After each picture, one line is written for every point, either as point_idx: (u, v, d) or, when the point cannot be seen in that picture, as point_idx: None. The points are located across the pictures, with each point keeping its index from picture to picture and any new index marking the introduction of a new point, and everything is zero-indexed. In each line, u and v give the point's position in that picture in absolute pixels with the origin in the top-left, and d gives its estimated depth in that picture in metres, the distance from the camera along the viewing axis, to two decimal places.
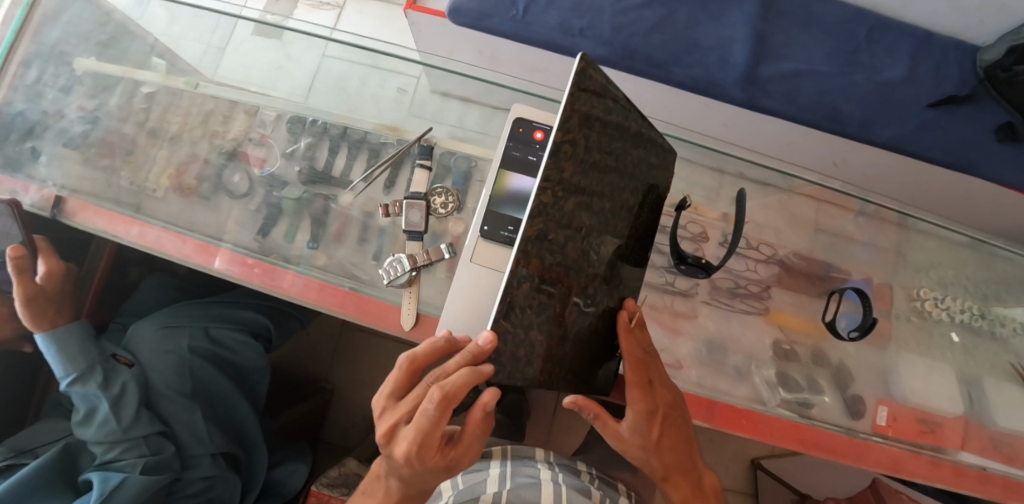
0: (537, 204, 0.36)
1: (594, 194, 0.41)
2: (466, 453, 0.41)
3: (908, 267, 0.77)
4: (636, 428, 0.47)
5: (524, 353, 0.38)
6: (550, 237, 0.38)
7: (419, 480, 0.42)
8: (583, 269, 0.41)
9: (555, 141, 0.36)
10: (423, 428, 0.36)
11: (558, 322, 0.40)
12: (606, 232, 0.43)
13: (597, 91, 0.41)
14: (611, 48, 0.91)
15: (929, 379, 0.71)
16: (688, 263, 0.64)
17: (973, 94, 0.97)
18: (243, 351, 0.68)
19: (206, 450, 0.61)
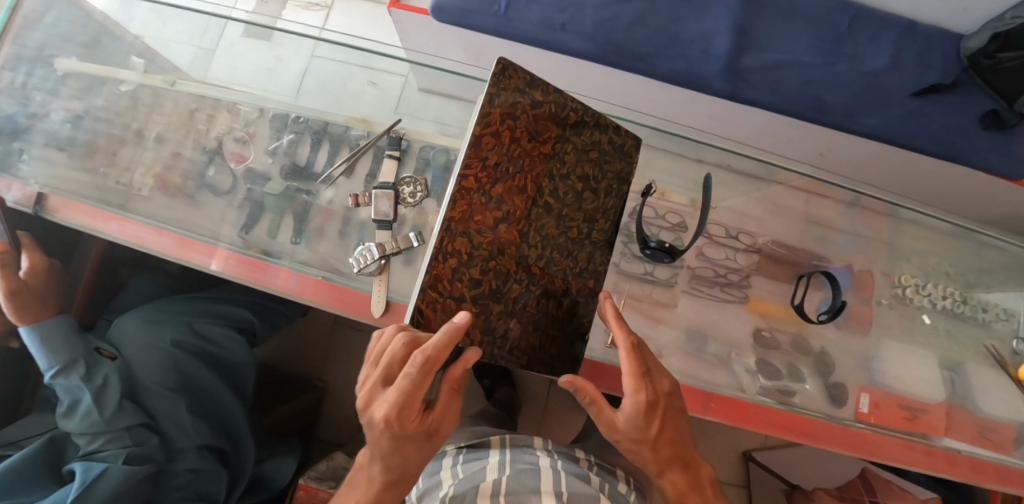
0: (456, 189, 0.38)
1: (531, 180, 0.42)
2: (448, 416, 0.38)
3: (891, 255, 0.77)
4: (635, 421, 0.43)
5: (458, 324, 0.40)
6: (478, 220, 0.40)
7: (400, 459, 0.38)
8: (523, 251, 0.41)
9: (473, 133, 0.39)
10: (406, 382, 0.34)
11: (497, 301, 0.41)
12: (555, 215, 0.43)
13: (527, 83, 0.42)
14: (593, 42, 0.91)
15: (908, 365, 0.72)
16: (653, 248, 0.65)
17: (957, 83, 0.97)
18: (229, 345, 0.68)
19: (192, 443, 0.62)
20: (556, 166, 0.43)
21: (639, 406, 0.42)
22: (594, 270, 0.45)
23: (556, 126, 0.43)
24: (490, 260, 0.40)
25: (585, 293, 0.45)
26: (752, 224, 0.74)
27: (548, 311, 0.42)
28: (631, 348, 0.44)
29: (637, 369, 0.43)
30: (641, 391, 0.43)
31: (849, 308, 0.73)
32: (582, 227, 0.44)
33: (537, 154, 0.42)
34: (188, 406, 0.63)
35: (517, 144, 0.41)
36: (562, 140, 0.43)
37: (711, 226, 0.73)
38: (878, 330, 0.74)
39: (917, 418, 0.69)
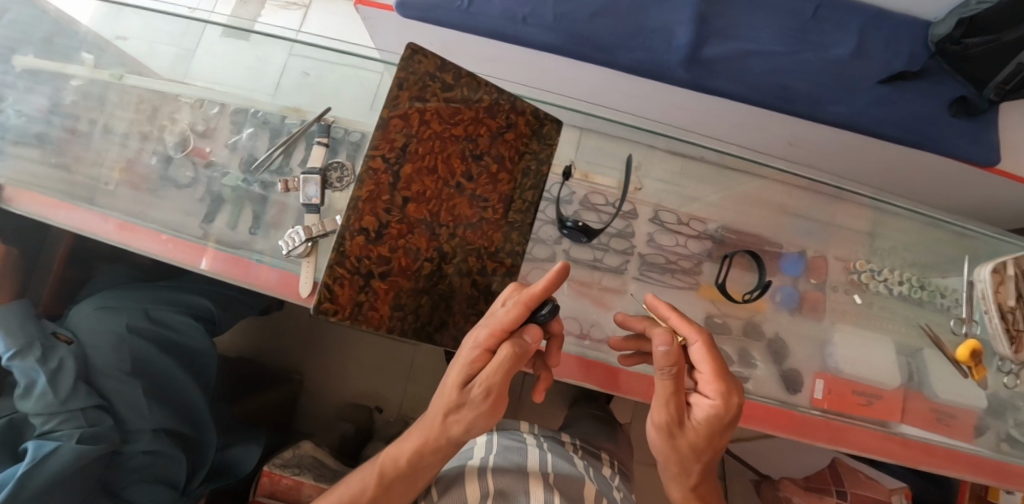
0: (362, 170, 0.40)
1: (442, 162, 0.43)
2: (486, 380, 0.41)
3: (849, 240, 0.76)
4: (712, 428, 0.47)
5: (368, 301, 0.41)
6: (386, 200, 0.41)
7: (445, 384, 0.46)
8: (434, 231, 0.43)
9: (380, 116, 0.40)
10: (495, 319, 0.41)
11: (406, 278, 0.42)
12: (466, 196, 0.44)
13: (437, 67, 0.43)
14: (555, 34, 0.92)
15: (863, 351, 0.72)
16: (569, 226, 0.68)
17: (924, 70, 0.97)
18: (186, 331, 0.71)
19: (148, 425, 0.64)
20: (469, 147, 0.44)
21: (727, 403, 0.44)
22: (509, 250, 0.47)
23: (469, 108, 0.44)
24: (399, 239, 0.42)
25: (501, 272, 0.47)
26: (705, 210, 0.74)
27: (458, 289, 0.44)
28: (710, 344, 0.44)
29: (723, 367, 0.44)
30: (729, 389, 0.44)
31: (801, 293, 0.73)
32: (499, 207, 0.45)
33: (449, 135, 0.43)
34: (144, 390, 0.65)
35: (426, 127, 0.42)
36: (474, 122, 0.45)
37: (661, 212, 0.73)
38: (833, 316, 0.73)
39: (870, 404, 0.70)
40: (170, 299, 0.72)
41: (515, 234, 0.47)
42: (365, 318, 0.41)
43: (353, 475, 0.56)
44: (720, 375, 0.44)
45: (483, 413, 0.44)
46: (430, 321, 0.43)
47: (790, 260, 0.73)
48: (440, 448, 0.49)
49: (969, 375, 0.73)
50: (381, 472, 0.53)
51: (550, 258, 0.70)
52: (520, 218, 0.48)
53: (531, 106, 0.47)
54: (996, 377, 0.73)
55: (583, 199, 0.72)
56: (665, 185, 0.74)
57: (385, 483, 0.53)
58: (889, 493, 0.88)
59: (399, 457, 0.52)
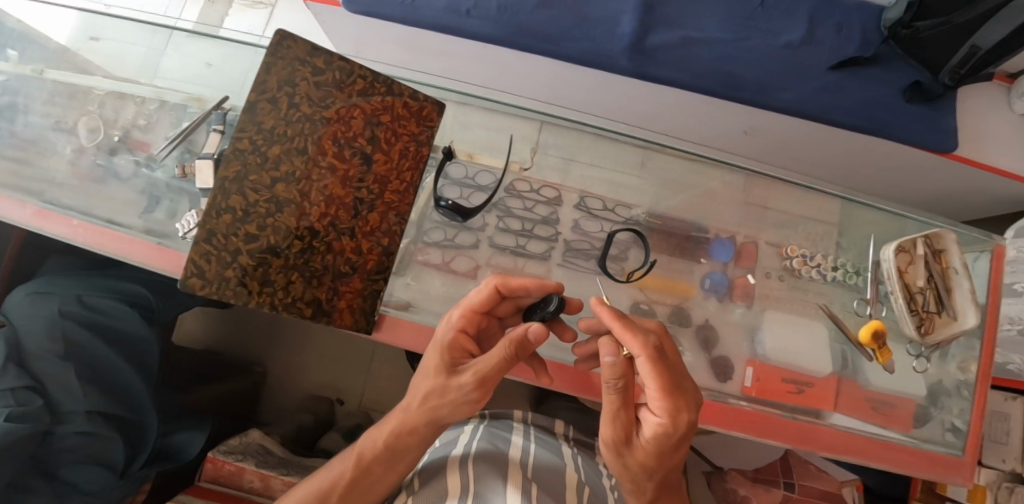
0: (229, 150, 0.42)
1: (314, 146, 0.46)
2: (478, 367, 0.48)
3: (784, 226, 0.74)
4: (661, 448, 0.44)
5: (233, 274, 0.43)
6: (254, 179, 0.43)
7: (427, 372, 0.52)
8: (306, 210, 0.45)
9: (248, 99, 0.43)
10: (466, 302, 0.52)
11: (277, 255, 0.44)
12: (338, 178, 0.47)
13: (305, 53, 0.46)
14: (498, 26, 0.92)
15: (796, 337, 0.70)
16: (444, 206, 0.66)
17: (878, 54, 0.94)
18: (120, 317, 0.73)
19: (80, 407, 0.66)
20: (341, 130, 0.47)
21: (676, 422, 0.42)
22: (389, 230, 0.50)
23: (342, 92, 0.47)
24: (268, 218, 0.44)
25: (381, 252, 0.49)
26: (632, 195, 0.74)
27: (332, 267, 0.46)
28: (654, 358, 0.41)
29: (669, 384, 0.41)
30: (678, 408, 0.42)
31: (730, 279, 0.72)
32: (374, 188, 0.49)
33: (319, 118, 0.46)
34: (76, 373, 0.67)
35: (296, 109, 0.45)
36: (348, 105, 0.47)
37: (586, 197, 0.73)
38: (764, 302, 0.73)
39: (803, 393, 0.66)
40: (107, 287, 0.75)
41: (395, 216, 0.50)
42: (232, 293, 0.43)
43: (337, 458, 0.60)
44: (663, 393, 0.41)
45: (469, 401, 0.49)
46: (302, 297, 0.45)
47: (720, 246, 0.73)
48: (419, 432, 0.53)
49: (874, 359, 0.68)
50: (361, 455, 0.56)
51: (474, 245, 0.71)
52: (398, 199, 0.51)
53: (407, 91, 0.52)
54: (906, 362, 0.70)
55: (508, 187, 0.73)
56: (591, 174, 0.74)
57: (363, 466, 0.56)
58: (840, 485, 0.87)
59: (380, 438, 0.56)
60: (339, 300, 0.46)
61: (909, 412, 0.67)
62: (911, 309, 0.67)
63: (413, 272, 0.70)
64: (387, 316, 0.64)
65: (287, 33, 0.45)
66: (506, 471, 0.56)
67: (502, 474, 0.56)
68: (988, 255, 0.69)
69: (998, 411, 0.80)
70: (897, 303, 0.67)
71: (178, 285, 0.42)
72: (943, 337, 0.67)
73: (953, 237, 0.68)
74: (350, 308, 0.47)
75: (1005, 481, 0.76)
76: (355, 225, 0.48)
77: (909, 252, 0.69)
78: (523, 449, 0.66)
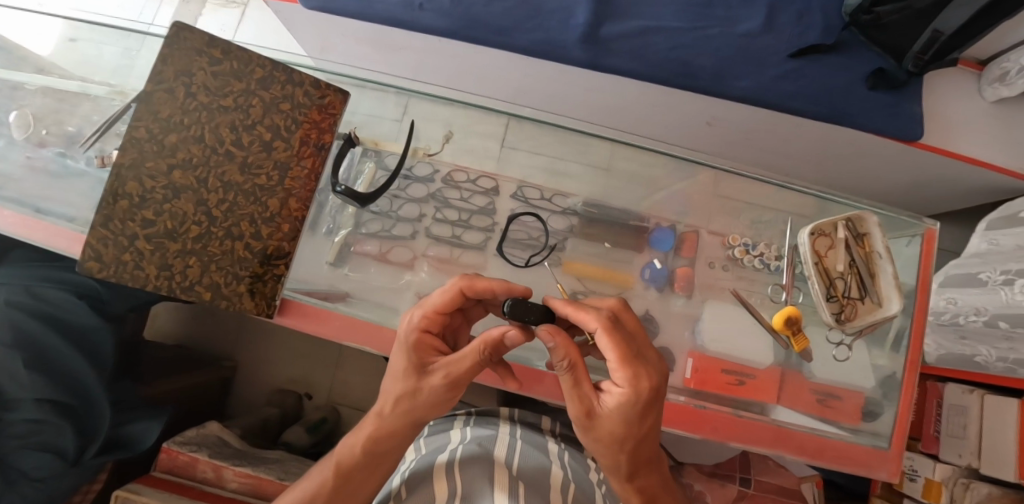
0: (127, 138, 0.48)
1: (207, 134, 0.51)
2: (449, 369, 0.47)
3: (731, 213, 0.74)
4: (629, 420, 0.43)
5: (130, 257, 0.48)
6: (151, 165, 0.49)
7: (397, 373, 0.50)
8: (202, 194, 0.50)
9: (145, 90, 0.49)
10: (429, 302, 0.49)
11: (173, 240, 0.49)
12: (230, 163, 0.51)
13: (201, 45, 0.51)
14: (451, 20, 0.90)
15: (738, 328, 0.67)
16: (338, 191, 0.63)
17: (838, 43, 0.89)
18: (68, 308, 0.75)
19: (28, 395, 0.68)
20: (239, 117, 0.52)
21: (637, 389, 0.41)
22: (287, 214, 0.53)
23: (240, 81, 0.52)
24: (165, 203, 0.49)
25: (280, 235, 0.53)
26: (570, 185, 0.75)
27: (226, 249, 0.50)
28: (611, 330, 0.41)
29: (626, 350, 0.41)
30: (638, 374, 0.41)
31: (670, 269, 0.71)
32: (274, 173, 0.53)
33: (217, 107, 0.51)
34: (24, 360, 0.69)
35: (193, 98, 0.50)
36: (246, 93, 0.52)
37: (524, 188, 0.74)
38: (706, 292, 0.71)
39: (743, 384, 0.64)
40: (57, 278, 0.77)
41: (294, 200, 0.54)
42: (130, 276, 0.48)
43: (312, 470, 0.55)
44: (620, 359, 0.41)
45: (439, 400, 0.49)
46: (198, 281, 0.50)
47: (661, 233, 0.71)
48: (397, 432, 0.52)
49: (791, 346, 0.65)
50: (338, 466, 0.52)
51: (412, 236, 0.71)
52: (299, 184, 0.54)
53: (307, 80, 0.55)
54: (827, 351, 0.67)
55: (446, 177, 0.74)
56: (529, 165, 0.75)
57: (342, 477, 0.52)
58: (798, 482, 0.86)
59: (359, 445, 0.52)
60: (234, 281, 0.51)
61: (859, 405, 0.64)
62: (830, 295, 0.63)
63: (351, 263, 0.70)
64: (286, 300, 0.64)
65: (184, 26, 0.50)
66: (498, 479, 0.54)
67: (492, 481, 0.53)
68: (920, 238, 0.67)
69: (955, 404, 0.82)
70: (813, 290, 0.62)
71: (77, 269, 0.47)
72: (865, 323, 0.62)
73: (876, 219, 0.64)
74: (248, 291, 0.51)
75: (961, 476, 0.78)
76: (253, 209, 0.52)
77: (829, 235, 0.64)
78: (510, 447, 0.63)
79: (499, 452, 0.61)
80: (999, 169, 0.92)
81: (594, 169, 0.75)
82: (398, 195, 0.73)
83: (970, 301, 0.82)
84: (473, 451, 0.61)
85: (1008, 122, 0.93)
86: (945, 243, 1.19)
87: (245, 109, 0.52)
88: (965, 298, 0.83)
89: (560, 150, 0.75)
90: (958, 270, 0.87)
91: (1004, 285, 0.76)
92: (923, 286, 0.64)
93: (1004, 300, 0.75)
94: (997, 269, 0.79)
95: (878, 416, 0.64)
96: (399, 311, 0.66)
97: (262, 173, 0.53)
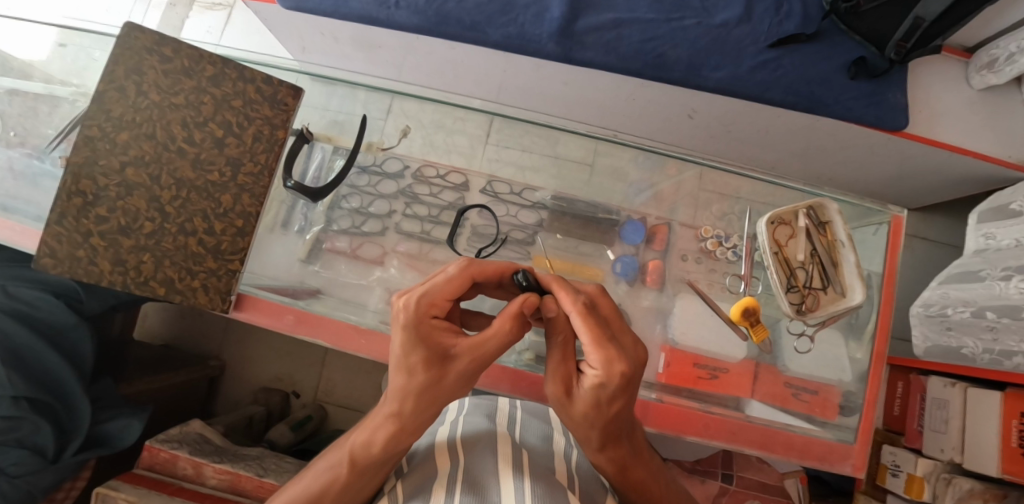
0: (81, 137, 0.52)
1: (156, 133, 0.55)
2: (477, 349, 0.37)
3: (698, 205, 0.72)
4: (601, 402, 0.37)
5: (83, 253, 0.52)
6: (103, 163, 0.53)
7: (409, 368, 0.37)
8: (155, 191, 0.55)
9: (98, 89, 0.53)
10: (435, 287, 0.36)
11: (127, 235, 0.54)
12: (180, 159, 0.56)
13: (150, 46, 0.55)
14: (425, 17, 0.90)
15: (709, 322, 0.65)
16: (289, 188, 0.63)
17: (819, 32, 0.86)
18: (45, 307, 0.78)
19: (5, 393, 0.69)
20: (191, 115, 0.57)
21: (608, 375, 0.34)
22: (240, 210, 0.59)
23: (191, 78, 0.57)
24: (118, 200, 0.54)
25: (232, 231, 0.59)
26: (538, 178, 0.74)
27: (178, 245, 0.56)
28: (585, 312, 0.36)
29: (600, 333, 0.35)
30: (611, 359, 0.34)
31: (641, 262, 0.70)
32: (225, 170, 0.59)
33: (168, 104, 0.56)
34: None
35: (144, 97, 0.55)
36: (197, 90, 0.57)
37: (494, 182, 0.74)
38: (679, 285, 0.69)
39: (715, 378, 0.63)
40: (32, 279, 0.80)
41: (246, 196, 0.60)
42: (84, 271, 0.53)
43: (322, 459, 0.46)
44: (593, 343, 0.35)
45: (467, 381, 0.39)
46: (152, 276, 0.55)
47: (632, 226, 0.71)
48: (419, 426, 0.41)
49: (751, 338, 0.63)
50: (353, 461, 0.42)
51: (382, 232, 0.71)
52: (252, 180, 0.60)
53: (260, 77, 0.61)
54: (789, 343, 0.65)
55: (416, 173, 0.75)
56: (498, 160, 0.74)
57: (359, 471, 0.43)
58: (780, 477, 0.84)
59: (375, 445, 0.42)
60: (189, 277, 0.56)
61: (834, 400, 0.62)
62: (791, 285, 0.61)
63: (321, 260, 0.70)
64: (241, 294, 0.62)
65: (134, 25, 0.54)
66: (502, 450, 0.43)
67: (496, 452, 0.43)
68: (886, 227, 0.65)
69: (937, 398, 0.81)
70: (772, 280, 0.61)
71: (33, 265, 0.51)
72: (827, 314, 0.60)
73: (837, 206, 0.62)
74: (201, 286, 0.57)
75: (943, 472, 0.77)
76: (207, 207, 0.57)
77: (789, 224, 0.63)
78: (509, 417, 0.55)
79: (502, 424, 0.51)
80: (987, 158, 0.89)
81: (563, 162, 0.74)
82: (368, 191, 0.73)
83: (962, 294, 0.77)
84: (473, 425, 0.50)
85: (997, 109, 0.90)
86: (935, 234, 1.17)
87: (191, 106, 0.57)
88: (957, 292, 0.78)
89: (529, 144, 0.74)
90: (958, 269, 0.81)
91: (1000, 281, 0.70)
92: (890, 276, 0.63)
93: (993, 292, 0.71)
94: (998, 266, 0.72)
95: (853, 411, 0.62)
96: (367, 306, 0.66)
97: (212, 171, 0.58)
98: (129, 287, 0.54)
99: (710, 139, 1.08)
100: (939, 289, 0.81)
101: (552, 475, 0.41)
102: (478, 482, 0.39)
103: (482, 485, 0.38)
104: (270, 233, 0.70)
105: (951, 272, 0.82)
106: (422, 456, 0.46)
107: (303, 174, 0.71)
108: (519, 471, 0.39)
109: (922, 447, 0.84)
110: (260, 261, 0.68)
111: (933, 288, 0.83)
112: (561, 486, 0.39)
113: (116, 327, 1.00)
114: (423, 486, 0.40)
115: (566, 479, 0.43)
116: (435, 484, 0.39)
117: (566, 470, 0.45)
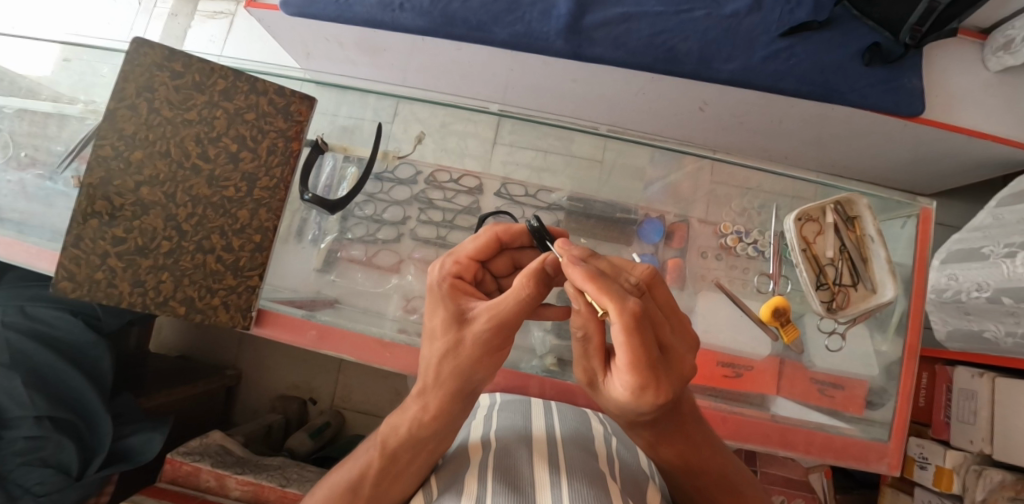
0: (94, 159, 0.52)
1: (164, 150, 0.55)
2: (494, 313, 0.30)
3: (718, 201, 0.71)
4: (629, 410, 0.29)
5: (102, 276, 0.53)
6: (118, 184, 0.53)
7: (431, 333, 0.34)
8: (171, 212, 0.55)
9: (108, 108, 0.52)
10: (461, 248, 0.37)
11: (144, 256, 0.54)
12: (191, 178, 0.56)
13: (158, 62, 0.54)
14: (430, 18, 0.89)
15: (737, 321, 0.64)
16: (308, 199, 0.63)
17: (831, 19, 0.83)
18: (64, 325, 0.79)
19: (26, 413, 0.69)
20: (204, 130, 0.56)
21: (637, 400, 0.25)
22: (257, 225, 0.59)
23: (202, 93, 0.56)
24: (134, 220, 0.54)
25: (250, 247, 0.59)
26: (553, 179, 0.73)
27: (202, 265, 0.56)
28: (632, 331, 0.22)
29: (643, 357, 0.23)
30: (645, 389, 0.24)
31: (661, 260, 0.69)
32: (241, 185, 0.58)
33: (180, 121, 0.55)
34: (23, 378, 0.70)
35: (157, 114, 0.54)
36: (210, 105, 0.57)
37: (508, 185, 0.73)
38: (700, 283, 0.68)
39: (740, 376, 0.62)
40: (50, 298, 0.81)
41: (263, 212, 0.60)
42: (105, 294, 0.53)
43: (355, 454, 0.44)
44: (627, 365, 0.23)
45: (492, 352, 0.33)
46: (172, 296, 0.55)
47: (650, 225, 0.70)
48: (447, 410, 0.37)
49: (781, 337, 0.61)
50: (384, 446, 0.40)
51: (396, 239, 0.71)
52: (268, 195, 0.60)
53: (271, 88, 0.59)
54: (819, 340, 0.64)
55: (428, 178, 0.74)
56: (511, 164, 0.73)
57: (390, 460, 0.40)
58: (806, 473, 0.82)
59: (402, 424, 0.39)
60: (212, 297, 0.56)
61: (861, 395, 0.61)
62: (819, 282, 0.60)
63: (337, 269, 0.69)
64: (262, 310, 0.62)
65: (143, 41, 0.53)
66: (536, 445, 0.42)
67: (531, 448, 0.42)
68: (915, 219, 0.64)
69: (965, 389, 0.81)
70: (802, 278, 0.60)
71: (52, 289, 0.52)
72: (859, 311, 0.60)
73: (866, 202, 0.61)
74: (221, 304, 0.57)
75: (973, 463, 0.77)
76: (228, 229, 0.57)
77: (816, 221, 0.62)
78: (544, 407, 0.53)
79: (536, 419, 0.49)
80: (1007, 142, 0.87)
81: (578, 163, 0.73)
82: (382, 198, 0.73)
83: (971, 276, 0.77)
84: (508, 422, 0.48)
85: (1018, 92, 0.88)
86: (955, 220, 1.15)
87: (202, 119, 0.56)
88: (965, 273, 0.78)
89: (545, 144, 0.72)
90: (958, 245, 0.82)
91: (1006, 259, 0.71)
92: (919, 268, 0.62)
93: (1004, 274, 0.70)
94: (1001, 242, 0.74)
95: (885, 404, 0.61)
96: (385, 315, 0.65)
97: (226, 188, 0.57)
98: (156, 311, 0.55)
99: (722, 132, 1.06)
100: (944, 268, 0.83)
101: (592, 465, 0.40)
102: (514, 474, 0.38)
103: (518, 476, 0.37)
104: (285, 244, 0.69)
105: (949, 251, 0.83)
106: (455, 450, 0.45)
107: (315, 186, 0.70)
108: (556, 468, 0.37)
109: (949, 439, 0.83)
110: (279, 273, 0.68)
111: (938, 271, 0.84)
112: (604, 481, 0.37)
113: (133, 340, 1.01)
114: (457, 476, 0.39)
115: (608, 470, 0.40)
116: (468, 475, 0.38)
117: (606, 457, 0.43)
